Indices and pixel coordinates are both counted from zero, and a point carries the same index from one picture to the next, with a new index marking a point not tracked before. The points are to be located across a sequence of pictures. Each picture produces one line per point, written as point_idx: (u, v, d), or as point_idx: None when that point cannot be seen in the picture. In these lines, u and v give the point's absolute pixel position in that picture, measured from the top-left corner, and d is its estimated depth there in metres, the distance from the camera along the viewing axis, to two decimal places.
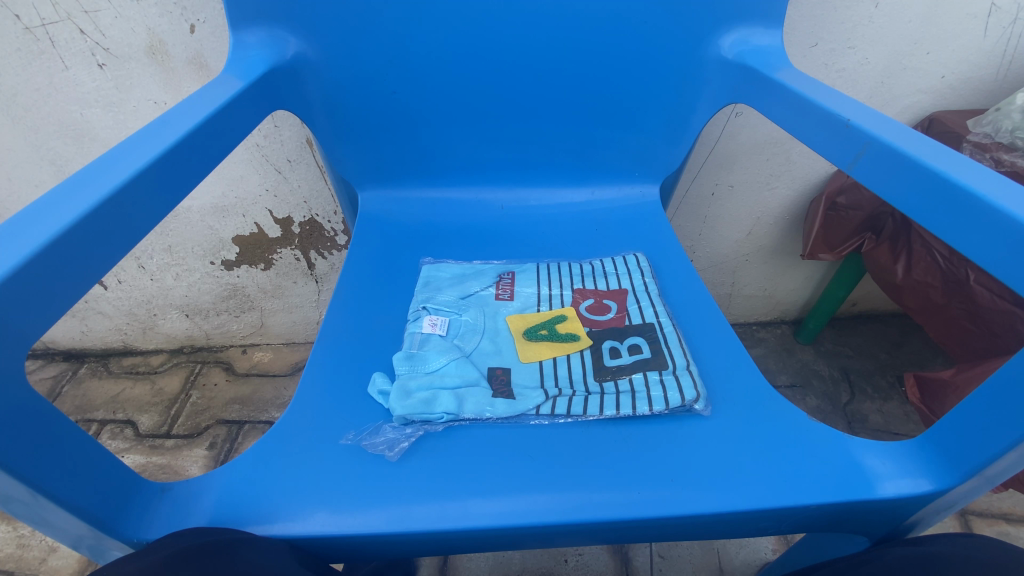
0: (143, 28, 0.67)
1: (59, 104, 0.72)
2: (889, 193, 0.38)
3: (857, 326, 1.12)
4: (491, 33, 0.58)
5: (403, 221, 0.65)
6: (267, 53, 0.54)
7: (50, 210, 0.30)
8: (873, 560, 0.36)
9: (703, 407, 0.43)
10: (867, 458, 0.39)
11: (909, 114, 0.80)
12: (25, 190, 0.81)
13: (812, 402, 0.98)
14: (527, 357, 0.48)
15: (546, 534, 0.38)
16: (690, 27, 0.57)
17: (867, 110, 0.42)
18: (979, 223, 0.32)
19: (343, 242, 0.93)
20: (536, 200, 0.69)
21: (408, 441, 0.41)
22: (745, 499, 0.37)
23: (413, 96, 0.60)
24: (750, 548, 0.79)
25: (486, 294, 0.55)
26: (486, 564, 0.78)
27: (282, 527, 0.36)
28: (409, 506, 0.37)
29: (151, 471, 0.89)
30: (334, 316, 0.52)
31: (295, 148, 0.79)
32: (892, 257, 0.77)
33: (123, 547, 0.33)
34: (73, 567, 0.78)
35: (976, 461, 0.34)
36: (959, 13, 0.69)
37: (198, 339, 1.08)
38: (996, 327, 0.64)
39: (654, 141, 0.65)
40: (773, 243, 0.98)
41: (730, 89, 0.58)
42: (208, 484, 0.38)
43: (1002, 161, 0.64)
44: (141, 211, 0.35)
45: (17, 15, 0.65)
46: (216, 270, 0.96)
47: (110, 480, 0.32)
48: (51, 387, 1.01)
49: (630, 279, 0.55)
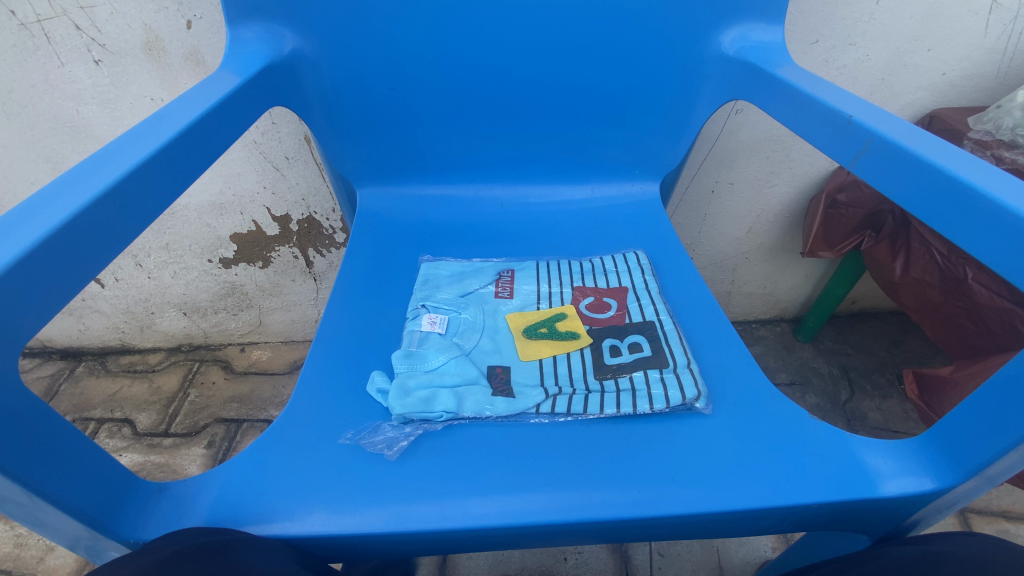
0: (139, 23, 0.66)
1: (54, 101, 0.72)
2: (891, 190, 0.38)
3: (856, 324, 1.12)
4: (490, 29, 0.57)
5: (402, 218, 0.65)
6: (265, 48, 0.53)
7: (45, 207, 0.30)
8: (874, 559, 0.36)
9: (704, 405, 0.42)
10: (869, 457, 0.39)
11: (909, 111, 0.79)
12: (20, 187, 0.80)
13: (812, 400, 0.98)
14: (527, 355, 0.48)
15: (545, 533, 0.37)
16: (691, 22, 0.56)
17: (867, 105, 0.42)
18: (983, 220, 0.32)
19: (342, 240, 0.93)
20: (536, 197, 0.68)
21: (408, 440, 0.41)
22: (746, 498, 0.37)
23: (410, 92, 0.60)
24: (750, 546, 0.79)
25: (485, 292, 0.54)
26: (486, 562, 0.78)
27: (282, 527, 0.36)
28: (408, 505, 0.37)
29: (150, 470, 0.88)
30: (333, 313, 0.51)
31: (293, 145, 0.78)
32: (891, 255, 0.76)
33: (122, 547, 0.33)
34: (71, 567, 0.77)
35: (979, 460, 0.34)
36: (960, 10, 0.69)
37: (196, 338, 1.07)
38: (995, 325, 0.63)
39: (653, 138, 0.64)
40: (773, 240, 0.97)
41: (731, 86, 0.57)
42: (206, 483, 0.38)
43: (1003, 158, 0.63)
44: (134, 209, 0.34)
45: (12, 11, 0.64)
46: (214, 268, 0.95)
47: (107, 480, 0.32)
48: (48, 386, 1.00)
49: (631, 276, 0.55)
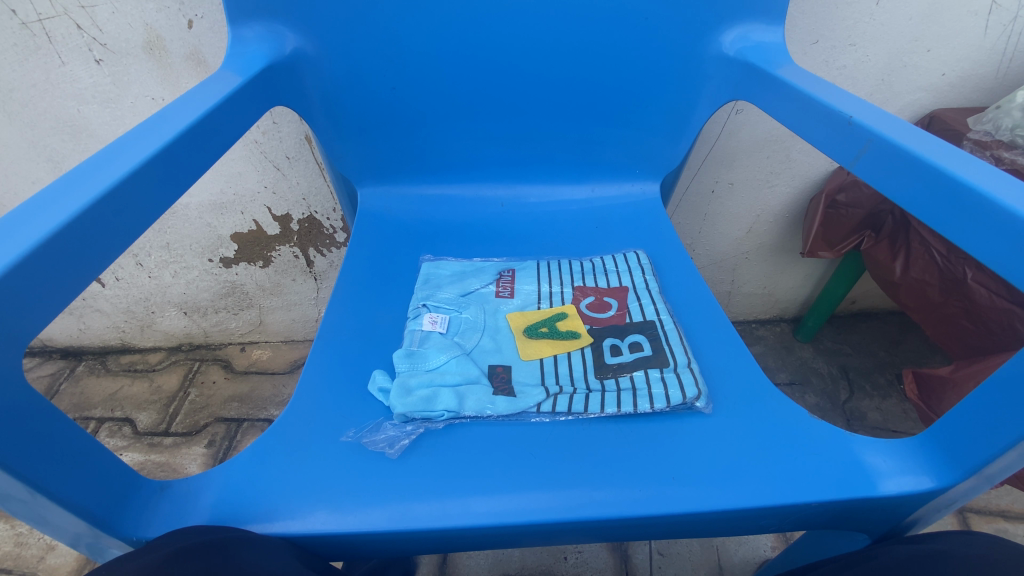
0: (140, 22, 0.66)
1: (55, 100, 0.72)
2: (891, 190, 0.38)
3: (856, 324, 1.12)
4: (490, 29, 0.57)
5: (403, 218, 0.65)
6: (266, 47, 0.53)
7: (47, 207, 0.30)
8: (873, 559, 0.36)
9: (704, 404, 0.43)
10: (869, 456, 0.39)
11: (909, 112, 0.79)
12: (20, 186, 0.80)
13: (811, 400, 0.98)
14: (527, 354, 0.48)
15: (545, 531, 0.37)
16: (692, 21, 0.56)
17: (867, 105, 0.42)
18: (982, 220, 0.32)
19: (342, 239, 0.93)
20: (536, 197, 0.68)
21: (409, 439, 0.41)
22: (746, 497, 0.37)
23: (411, 91, 0.60)
24: (749, 545, 0.79)
25: (486, 291, 0.55)
26: (486, 562, 0.78)
27: (283, 525, 0.36)
28: (409, 503, 0.37)
29: (150, 469, 0.88)
30: (333, 312, 0.51)
31: (294, 145, 0.78)
32: (891, 255, 0.77)
33: (123, 546, 0.33)
34: (71, 566, 0.77)
35: (978, 459, 0.34)
36: (960, 10, 0.69)
37: (196, 337, 1.07)
38: (994, 325, 0.63)
39: (653, 138, 0.65)
40: (774, 240, 0.98)
41: (731, 86, 0.58)
42: (208, 482, 0.38)
43: (1002, 159, 0.63)
44: (135, 210, 0.34)
45: (13, 10, 0.64)
46: (214, 267, 0.95)
47: (109, 479, 0.32)
48: (49, 385, 1.00)
49: (631, 276, 0.55)
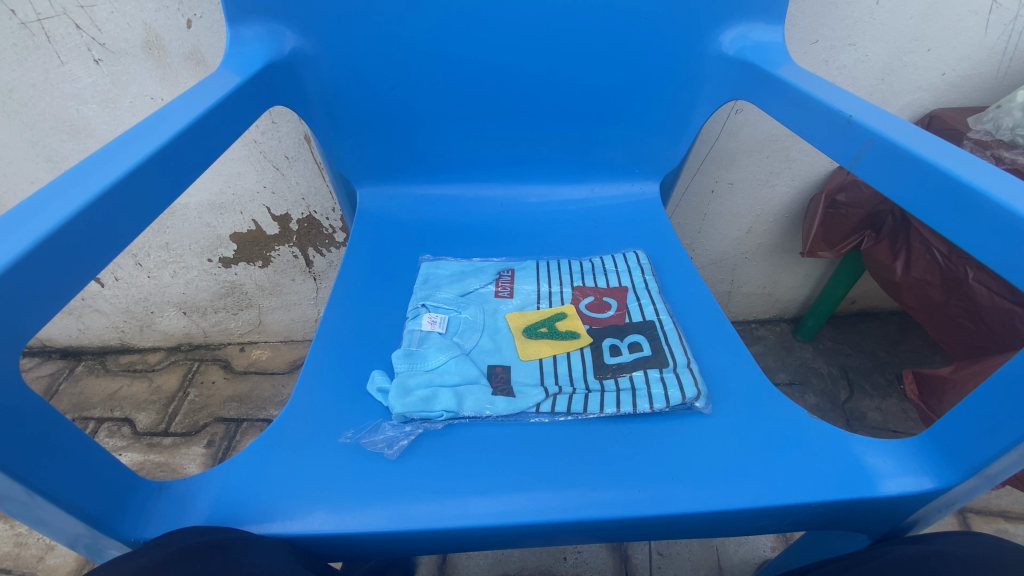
0: (139, 22, 0.66)
1: (54, 100, 0.72)
2: (891, 189, 0.38)
3: (856, 323, 1.12)
4: (490, 29, 0.57)
5: (402, 217, 0.65)
6: (265, 47, 0.53)
7: (45, 207, 0.30)
8: (874, 559, 0.36)
9: (703, 404, 0.42)
10: (869, 456, 0.39)
11: (909, 111, 0.79)
12: (19, 186, 0.80)
13: (811, 400, 0.98)
14: (526, 354, 0.48)
15: (544, 532, 0.37)
16: (691, 21, 0.56)
17: (866, 105, 0.42)
18: (983, 220, 0.32)
19: (342, 239, 0.93)
20: (536, 197, 0.68)
21: (408, 439, 0.41)
22: (746, 497, 0.37)
23: (410, 91, 0.60)
24: (749, 546, 0.79)
25: (485, 291, 0.54)
26: (485, 562, 0.78)
27: (282, 526, 0.36)
28: (409, 504, 0.37)
29: (149, 469, 0.88)
30: (332, 312, 0.51)
31: (293, 144, 0.78)
32: (892, 255, 0.76)
33: (122, 547, 0.33)
34: (70, 566, 0.77)
35: (978, 460, 0.34)
36: (960, 10, 0.69)
37: (195, 337, 1.07)
38: (995, 325, 0.63)
39: (653, 137, 0.65)
40: (773, 240, 0.98)
41: (731, 85, 0.58)
42: (207, 482, 0.38)
43: (1002, 159, 0.63)
44: (134, 210, 0.34)
45: (12, 10, 0.64)
46: (214, 267, 0.95)
47: (108, 479, 0.32)
48: (48, 385, 1.00)
49: (630, 276, 0.55)
